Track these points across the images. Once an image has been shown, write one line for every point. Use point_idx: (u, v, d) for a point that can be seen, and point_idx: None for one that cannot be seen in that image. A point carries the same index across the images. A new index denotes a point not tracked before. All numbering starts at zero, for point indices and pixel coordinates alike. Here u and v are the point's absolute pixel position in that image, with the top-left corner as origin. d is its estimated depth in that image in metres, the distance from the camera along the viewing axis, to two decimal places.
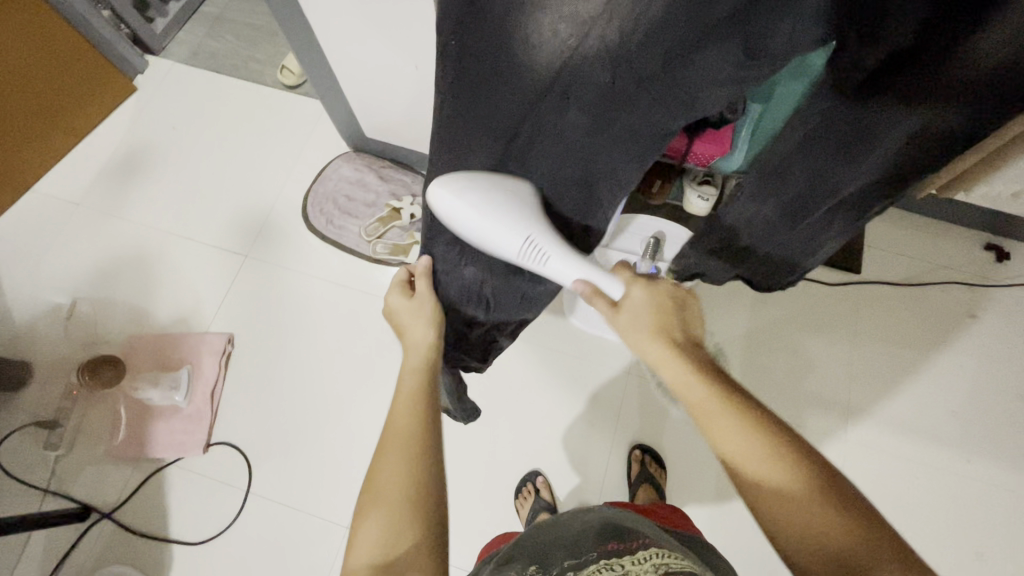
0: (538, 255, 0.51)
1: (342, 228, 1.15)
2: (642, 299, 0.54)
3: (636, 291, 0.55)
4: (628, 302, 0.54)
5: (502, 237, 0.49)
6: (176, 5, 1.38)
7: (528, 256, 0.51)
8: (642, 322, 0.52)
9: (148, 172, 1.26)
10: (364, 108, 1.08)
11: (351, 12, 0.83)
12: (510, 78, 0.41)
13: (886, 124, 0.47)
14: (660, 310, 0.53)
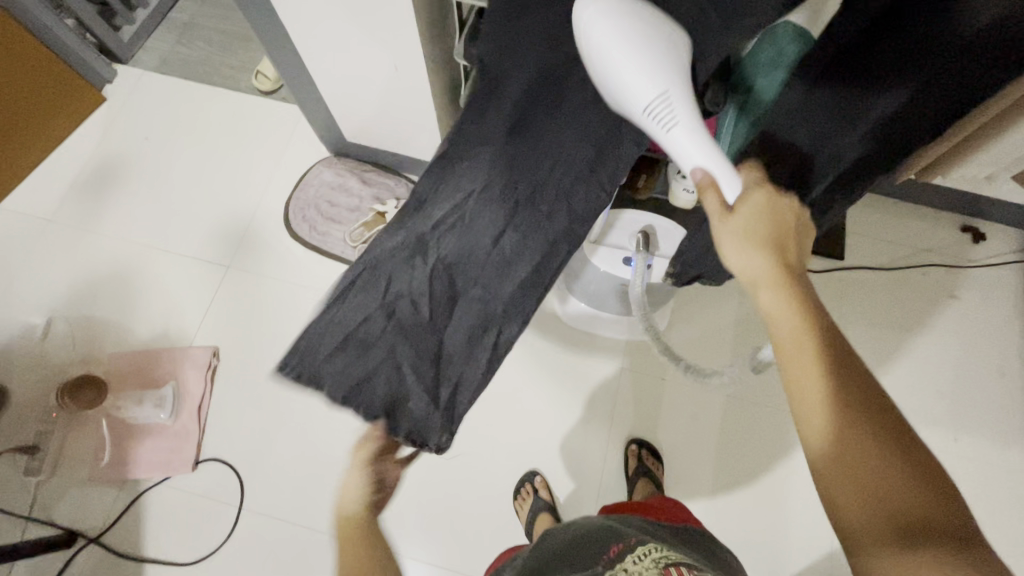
0: (667, 115, 0.47)
1: (326, 235, 1.13)
2: (760, 205, 0.46)
3: (757, 194, 0.46)
4: (744, 206, 0.46)
5: (637, 80, 0.46)
6: (145, 11, 1.34)
7: (654, 116, 0.47)
8: (753, 233, 0.45)
9: (121, 184, 1.22)
10: (344, 112, 1.06)
11: (328, 14, 0.81)
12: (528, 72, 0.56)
13: (880, 96, 0.56)
14: (776, 224, 0.45)
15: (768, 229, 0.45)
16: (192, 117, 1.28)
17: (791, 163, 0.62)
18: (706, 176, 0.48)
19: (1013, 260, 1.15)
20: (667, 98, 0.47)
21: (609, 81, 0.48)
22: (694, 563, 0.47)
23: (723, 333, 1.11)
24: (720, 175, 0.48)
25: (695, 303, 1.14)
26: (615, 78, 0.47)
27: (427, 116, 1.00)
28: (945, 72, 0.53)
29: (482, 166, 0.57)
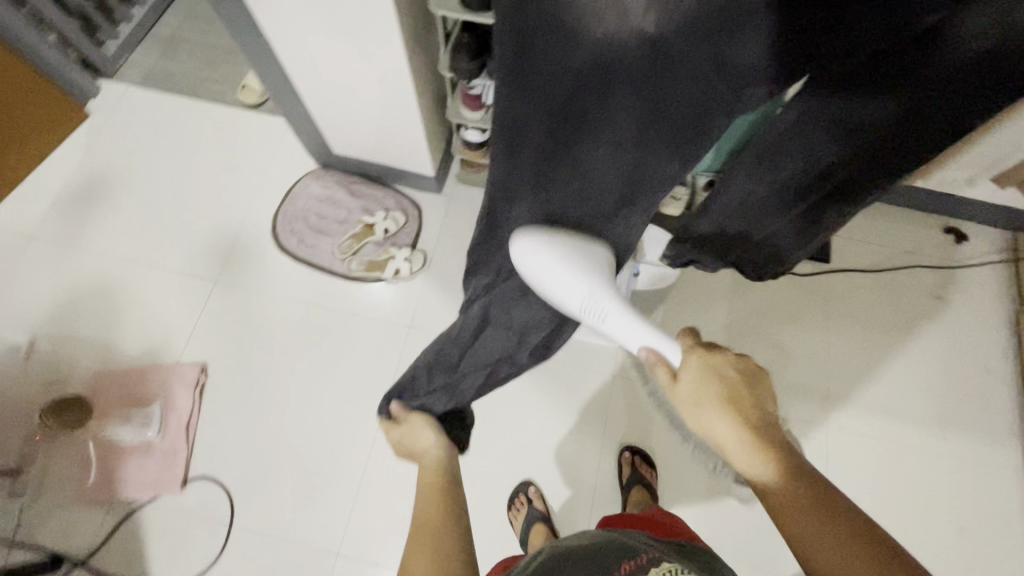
0: (597, 312, 0.56)
1: (314, 247, 1.14)
2: (694, 371, 0.51)
3: (690, 360, 0.52)
4: (682, 375, 0.52)
5: (562, 289, 0.55)
6: (128, 26, 1.33)
7: (587, 309, 0.56)
8: (704, 399, 0.49)
9: (106, 200, 1.21)
10: (330, 124, 1.06)
11: (312, 27, 0.81)
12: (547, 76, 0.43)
13: (874, 112, 0.49)
14: (718, 385, 0.50)
15: (712, 389, 0.50)
16: (177, 132, 1.28)
17: (783, 173, 0.57)
18: (655, 356, 0.55)
19: (997, 259, 1.17)
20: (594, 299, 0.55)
21: (553, 293, 0.56)
22: None
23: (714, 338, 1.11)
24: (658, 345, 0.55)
25: (686, 308, 1.14)
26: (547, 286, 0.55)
27: (414, 127, 1.00)
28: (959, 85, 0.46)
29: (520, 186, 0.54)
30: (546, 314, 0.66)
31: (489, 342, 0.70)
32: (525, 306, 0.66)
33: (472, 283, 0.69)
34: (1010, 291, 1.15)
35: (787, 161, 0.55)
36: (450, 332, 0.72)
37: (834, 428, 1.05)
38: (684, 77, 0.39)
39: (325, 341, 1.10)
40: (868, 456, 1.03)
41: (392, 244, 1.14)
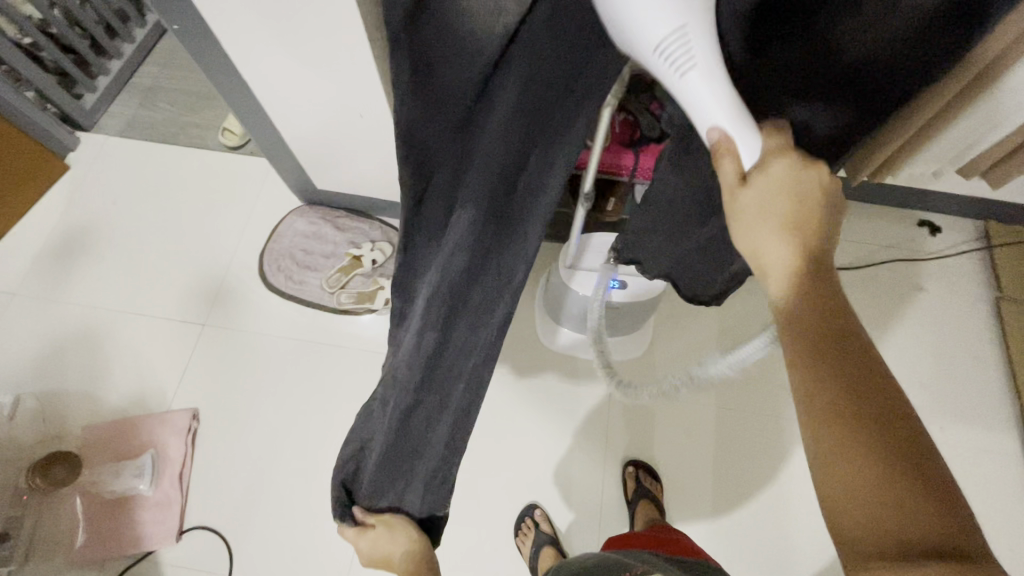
0: (677, 61, 0.35)
1: (303, 283, 1.13)
2: (780, 178, 0.39)
3: (775, 170, 0.39)
4: (761, 177, 0.39)
5: (645, 18, 0.33)
6: (107, 78, 1.35)
7: (667, 62, 0.35)
8: (775, 210, 0.38)
9: (89, 251, 1.20)
10: (314, 160, 1.07)
11: (291, 68, 0.83)
12: (447, 62, 0.40)
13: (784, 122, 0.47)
14: (797, 208, 0.39)
15: (789, 208, 0.39)
16: (159, 179, 1.28)
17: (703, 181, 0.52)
18: (726, 137, 0.38)
19: (972, 248, 1.20)
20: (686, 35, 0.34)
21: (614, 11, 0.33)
22: None
23: (707, 345, 1.12)
24: (735, 132, 0.38)
25: (676, 317, 1.15)
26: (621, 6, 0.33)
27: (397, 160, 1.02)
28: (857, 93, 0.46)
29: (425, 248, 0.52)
30: (477, 359, 0.56)
31: (419, 425, 0.61)
32: (455, 355, 0.56)
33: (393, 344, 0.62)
34: (988, 278, 1.18)
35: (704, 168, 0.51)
36: (382, 418, 0.64)
37: None
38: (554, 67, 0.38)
39: (318, 378, 1.08)
40: None
41: (382, 275, 1.14)
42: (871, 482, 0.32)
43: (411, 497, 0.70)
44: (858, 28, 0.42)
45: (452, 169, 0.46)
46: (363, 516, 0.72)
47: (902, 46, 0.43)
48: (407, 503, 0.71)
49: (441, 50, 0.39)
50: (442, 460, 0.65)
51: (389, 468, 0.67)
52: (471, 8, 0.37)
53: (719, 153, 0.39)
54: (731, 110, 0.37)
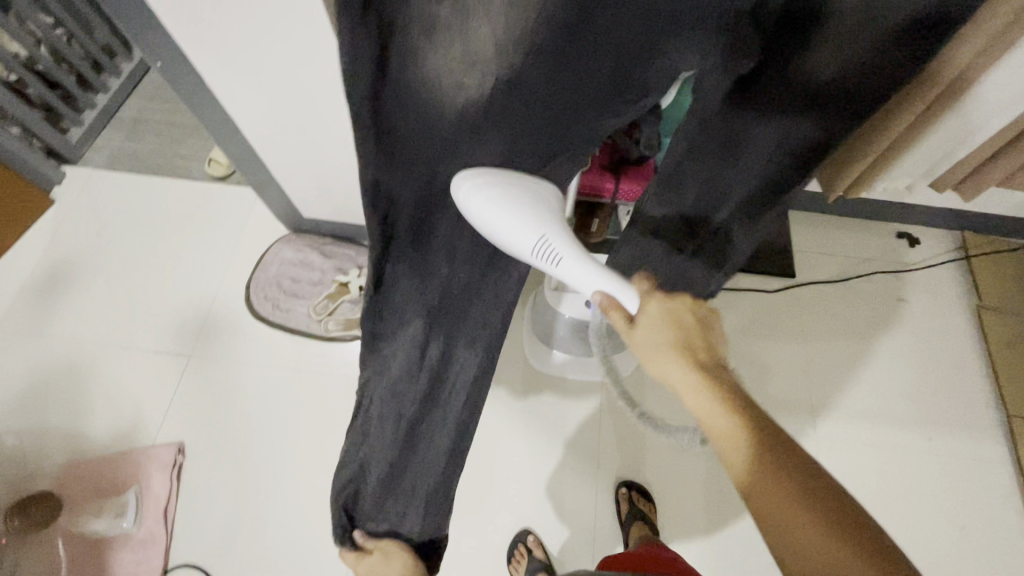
0: (549, 252, 0.44)
1: (290, 311, 1.13)
2: (657, 315, 0.47)
3: (651, 310, 0.47)
4: (643, 320, 0.47)
5: (515, 232, 0.44)
6: (93, 112, 1.36)
7: (539, 257, 0.45)
8: (661, 342, 0.46)
9: (74, 285, 1.19)
10: (299, 189, 1.08)
11: (274, 100, 0.84)
12: (419, 119, 0.44)
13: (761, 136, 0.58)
14: (680, 335, 0.47)
15: (673, 334, 0.47)
16: (144, 211, 1.28)
17: (695, 188, 0.64)
18: (608, 298, 0.46)
19: (951, 258, 1.22)
20: (546, 237, 0.44)
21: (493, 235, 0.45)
22: None
23: None
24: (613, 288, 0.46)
25: None
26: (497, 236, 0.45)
27: None
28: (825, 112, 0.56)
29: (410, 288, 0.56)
30: (474, 371, 0.62)
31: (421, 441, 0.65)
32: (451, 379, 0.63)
33: (371, 364, 0.61)
34: (968, 287, 1.19)
35: (694, 178, 0.62)
36: (378, 446, 0.64)
37: (825, 436, 1.05)
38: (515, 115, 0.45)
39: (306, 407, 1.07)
40: (864, 464, 1.03)
41: None
42: (819, 549, 0.37)
43: (411, 520, 0.68)
44: (821, 61, 0.51)
45: (418, 206, 0.50)
46: (362, 540, 0.67)
47: (864, 66, 0.52)
48: (405, 525, 0.68)
49: (413, 104, 0.43)
50: (440, 481, 0.66)
51: (389, 492, 0.66)
52: (431, 77, 0.41)
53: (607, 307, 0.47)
54: (604, 280, 0.45)
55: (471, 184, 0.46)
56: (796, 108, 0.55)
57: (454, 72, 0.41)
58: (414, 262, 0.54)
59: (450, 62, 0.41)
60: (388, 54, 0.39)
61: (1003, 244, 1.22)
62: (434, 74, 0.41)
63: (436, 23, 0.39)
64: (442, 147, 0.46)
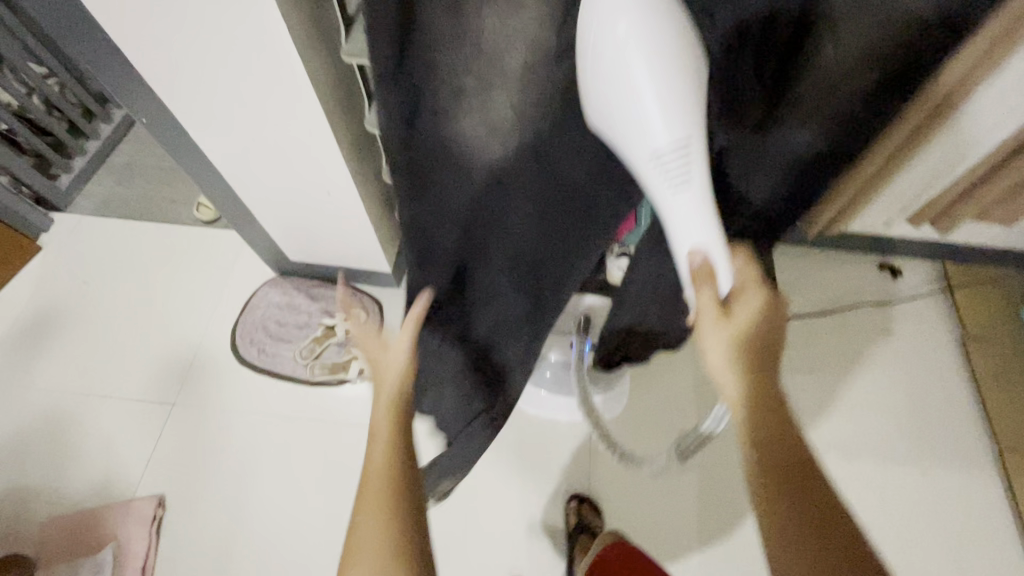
0: (678, 169, 0.41)
1: (276, 356, 1.12)
2: (756, 310, 0.47)
3: (755, 300, 0.47)
4: (738, 310, 0.47)
5: (656, 126, 0.39)
6: (84, 158, 1.36)
7: (663, 171, 0.41)
8: (746, 344, 0.46)
9: (58, 332, 1.17)
10: (286, 233, 1.08)
11: (261, 150, 0.85)
12: (451, 162, 0.53)
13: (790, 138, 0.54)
14: (763, 338, 0.47)
15: (755, 338, 0.46)
16: (130, 258, 1.27)
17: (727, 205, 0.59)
18: (704, 262, 0.45)
19: (933, 290, 1.24)
20: (687, 150, 0.40)
21: (631, 118, 0.39)
22: None
23: (686, 399, 1.12)
24: (712, 250, 0.45)
25: (654, 371, 1.15)
26: (628, 123, 0.40)
27: (370, 232, 1.04)
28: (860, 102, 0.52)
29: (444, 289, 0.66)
30: (522, 352, 0.71)
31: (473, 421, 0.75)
32: (504, 367, 0.74)
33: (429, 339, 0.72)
34: (952, 318, 1.21)
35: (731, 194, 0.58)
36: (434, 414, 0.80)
37: None
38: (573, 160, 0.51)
39: (291, 455, 1.05)
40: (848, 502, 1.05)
41: (356, 343, 1.13)
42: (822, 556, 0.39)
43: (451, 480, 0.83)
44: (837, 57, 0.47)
45: (456, 229, 0.60)
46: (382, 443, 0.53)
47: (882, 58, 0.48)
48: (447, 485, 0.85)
49: (442, 144, 0.52)
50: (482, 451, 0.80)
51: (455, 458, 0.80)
52: (462, 129, 0.50)
53: (699, 273, 0.45)
54: (708, 230, 0.44)
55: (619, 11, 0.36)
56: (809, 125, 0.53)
57: (482, 128, 0.50)
58: (458, 270, 0.65)
59: (483, 121, 0.49)
60: (421, 121, 0.50)
61: (984, 275, 1.23)
62: (467, 127, 0.50)
63: (464, 91, 0.47)
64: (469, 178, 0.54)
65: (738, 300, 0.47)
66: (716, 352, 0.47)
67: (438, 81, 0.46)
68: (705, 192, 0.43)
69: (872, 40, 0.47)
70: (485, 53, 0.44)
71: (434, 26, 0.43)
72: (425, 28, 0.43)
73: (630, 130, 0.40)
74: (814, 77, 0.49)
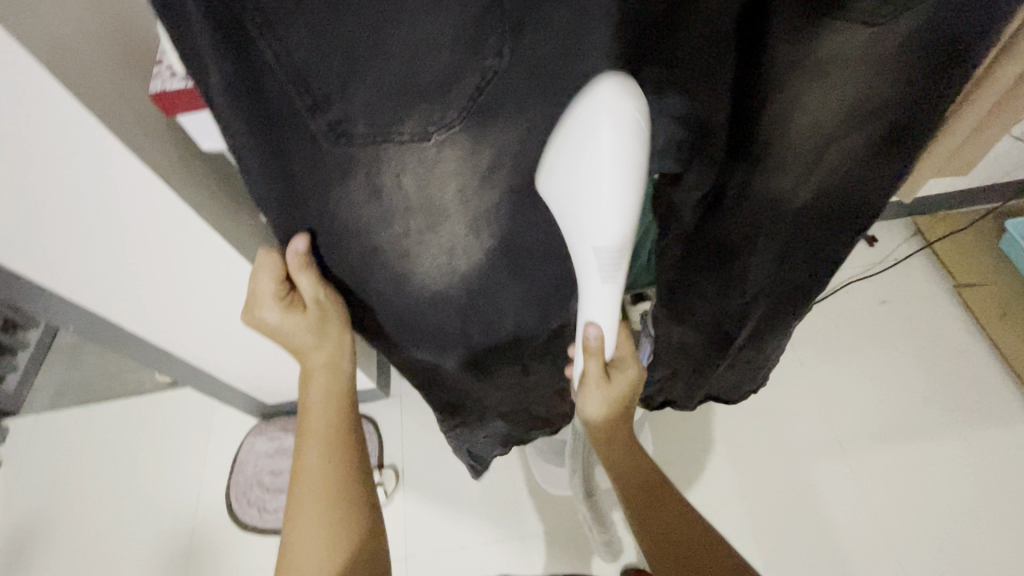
0: (608, 269, 0.36)
1: (276, 510, 1.06)
2: (630, 379, 0.50)
3: (630, 371, 0.51)
4: (619, 377, 0.50)
5: (600, 229, 0.33)
6: (27, 351, 1.28)
7: (599, 266, 0.36)
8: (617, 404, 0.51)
9: (39, 549, 1.08)
10: (255, 380, 1.02)
11: (203, 318, 0.80)
12: (407, 290, 0.49)
13: (762, 194, 0.47)
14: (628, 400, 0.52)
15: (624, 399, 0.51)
16: (101, 445, 1.19)
17: (702, 263, 0.54)
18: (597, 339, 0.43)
19: (913, 248, 1.22)
20: (625, 255, 0.35)
21: (573, 219, 0.34)
22: None
23: (709, 431, 1.08)
24: (609, 333, 0.43)
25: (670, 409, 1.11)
26: (575, 217, 0.34)
27: None
28: (854, 149, 0.45)
29: (455, 378, 0.63)
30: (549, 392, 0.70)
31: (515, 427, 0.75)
32: (528, 407, 0.72)
33: (450, 411, 0.70)
34: (941, 271, 1.19)
35: (711, 247, 0.52)
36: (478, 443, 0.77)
37: (857, 469, 1.01)
38: (535, 252, 0.48)
39: None
40: (902, 489, 0.99)
41: None
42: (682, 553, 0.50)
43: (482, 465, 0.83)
44: (812, 110, 0.41)
45: (452, 338, 0.56)
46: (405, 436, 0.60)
47: (873, 98, 0.41)
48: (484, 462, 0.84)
49: (385, 276, 0.47)
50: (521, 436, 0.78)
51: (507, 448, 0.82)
52: (417, 265, 0.46)
53: (594, 345, 0.43)
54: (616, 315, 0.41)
55: (610, 97, 0.29)
56: (794, 177, 0.46)
57: (439, 259, 0.46)
58: (462, 363, 0.60)
59: (442, 253, 0.45)
60: (364, 257, 0.45)
61: (959, 219, 1.22)
62: (421, 260, 0.46)
63: (404, 241, 0.44)
64: (433, 299, 0.50)
65: (619, 367, 0.50)
66: (591, 412, 0.50)
67: (374, 239, 0.43)
68: (622, 292, 0.39)
69: (852, 83, 0.39)
70: (416, 198, 0.40)
71: (340, 200, 0.39)
72: (331, 206, 0.39)
73: (574, 223, 0.35)
74: (785, 124, 0.42)
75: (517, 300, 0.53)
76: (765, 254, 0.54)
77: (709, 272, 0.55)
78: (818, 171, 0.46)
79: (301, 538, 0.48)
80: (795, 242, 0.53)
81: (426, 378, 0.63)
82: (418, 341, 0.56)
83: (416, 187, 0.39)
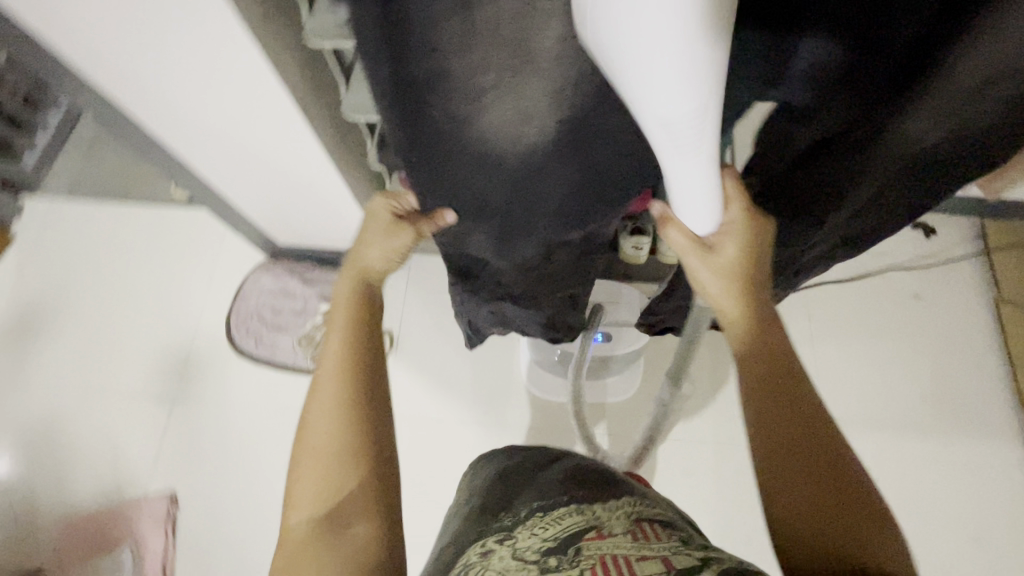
0: (690, 136, 0.34)
1: (273, 344, 1.10)
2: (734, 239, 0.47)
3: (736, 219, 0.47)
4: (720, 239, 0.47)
5: (670, 96, 0.31)
6: (46, 135, 1.24)
7: (673, 135, 0.34)
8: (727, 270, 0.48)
9: (46, 326, 1.14)
10: (269, 217, 1.01)
11: (227, 143, 0.77)
12: (470, 157, 0.45)
13: (889, 133, 0.46)
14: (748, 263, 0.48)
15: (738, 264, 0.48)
16: (111, 247, 1.20)
17: (798, 191, 0.54)
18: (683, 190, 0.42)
19: (969, 250, 1.15)
20: (703, 114, 0.32)
21: (636, 88, 0.31)
22: (668, 516, 0.42)
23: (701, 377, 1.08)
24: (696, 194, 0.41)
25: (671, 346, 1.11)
26: (635, 85, 0.31)
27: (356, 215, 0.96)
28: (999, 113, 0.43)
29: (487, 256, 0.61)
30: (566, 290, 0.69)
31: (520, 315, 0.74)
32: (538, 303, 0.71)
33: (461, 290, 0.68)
34: (988, 281, 1.13)
35: (813, 177, 0.52)
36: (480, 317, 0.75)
37: None
38: (607, 135, 0.44)
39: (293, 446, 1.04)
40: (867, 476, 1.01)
41: None
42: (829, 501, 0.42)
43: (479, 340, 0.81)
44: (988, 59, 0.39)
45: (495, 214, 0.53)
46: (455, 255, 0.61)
47: None
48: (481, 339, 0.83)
49: (452, 140, 0.43)
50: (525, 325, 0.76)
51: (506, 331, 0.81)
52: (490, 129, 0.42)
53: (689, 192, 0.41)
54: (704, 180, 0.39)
55: None
56: (930, 124, 0.45)
57: (509, 125, 0.42)
58: (498, 243, 0.58)
59: (517, 118, 0.41)
60: (441, 117, 0.40)
61: None
62: (493, 125, 0.42)
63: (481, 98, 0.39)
64: (491, 171, 0.47)
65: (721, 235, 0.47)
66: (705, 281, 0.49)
67: (451, 94, 0.38)
68: (712, 153, 0.37)
69: None
70: (501, 47, 0.35)
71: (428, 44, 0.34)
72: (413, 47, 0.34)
73: (637, 90, 0.31)
74: (954, 70, 0.40)
75: (566, 184, 0.50)
76: (858, 194, 0.54)
77: (798, 203, 0.55)
78: (957, 123, 0.45)
79: (317, 401, 0.47)
80: (896, 187, 0.54)
81: (453, 254, 0.61)
82: (464, 218, 0.54)
83: (503, 30, 0.34)
